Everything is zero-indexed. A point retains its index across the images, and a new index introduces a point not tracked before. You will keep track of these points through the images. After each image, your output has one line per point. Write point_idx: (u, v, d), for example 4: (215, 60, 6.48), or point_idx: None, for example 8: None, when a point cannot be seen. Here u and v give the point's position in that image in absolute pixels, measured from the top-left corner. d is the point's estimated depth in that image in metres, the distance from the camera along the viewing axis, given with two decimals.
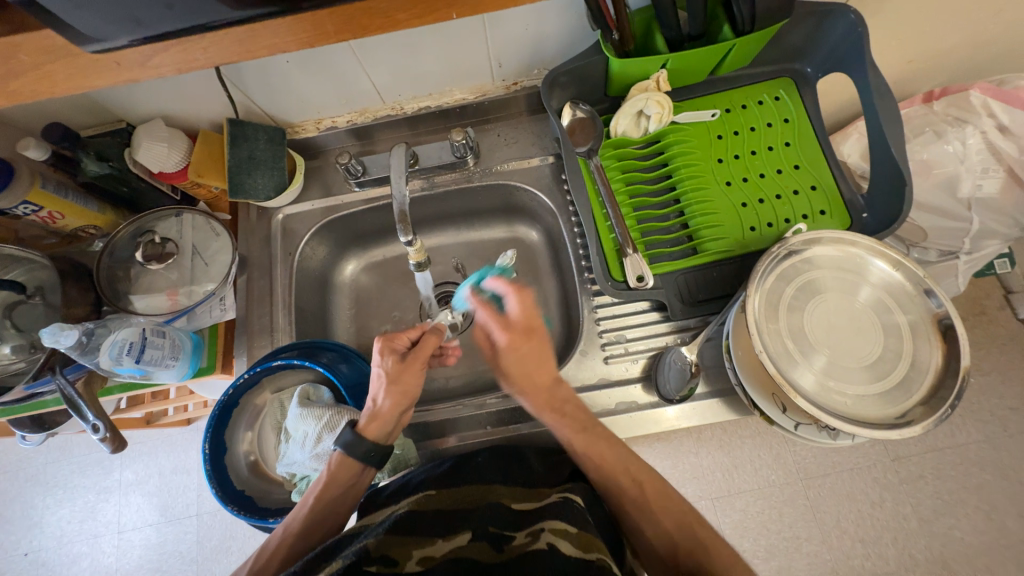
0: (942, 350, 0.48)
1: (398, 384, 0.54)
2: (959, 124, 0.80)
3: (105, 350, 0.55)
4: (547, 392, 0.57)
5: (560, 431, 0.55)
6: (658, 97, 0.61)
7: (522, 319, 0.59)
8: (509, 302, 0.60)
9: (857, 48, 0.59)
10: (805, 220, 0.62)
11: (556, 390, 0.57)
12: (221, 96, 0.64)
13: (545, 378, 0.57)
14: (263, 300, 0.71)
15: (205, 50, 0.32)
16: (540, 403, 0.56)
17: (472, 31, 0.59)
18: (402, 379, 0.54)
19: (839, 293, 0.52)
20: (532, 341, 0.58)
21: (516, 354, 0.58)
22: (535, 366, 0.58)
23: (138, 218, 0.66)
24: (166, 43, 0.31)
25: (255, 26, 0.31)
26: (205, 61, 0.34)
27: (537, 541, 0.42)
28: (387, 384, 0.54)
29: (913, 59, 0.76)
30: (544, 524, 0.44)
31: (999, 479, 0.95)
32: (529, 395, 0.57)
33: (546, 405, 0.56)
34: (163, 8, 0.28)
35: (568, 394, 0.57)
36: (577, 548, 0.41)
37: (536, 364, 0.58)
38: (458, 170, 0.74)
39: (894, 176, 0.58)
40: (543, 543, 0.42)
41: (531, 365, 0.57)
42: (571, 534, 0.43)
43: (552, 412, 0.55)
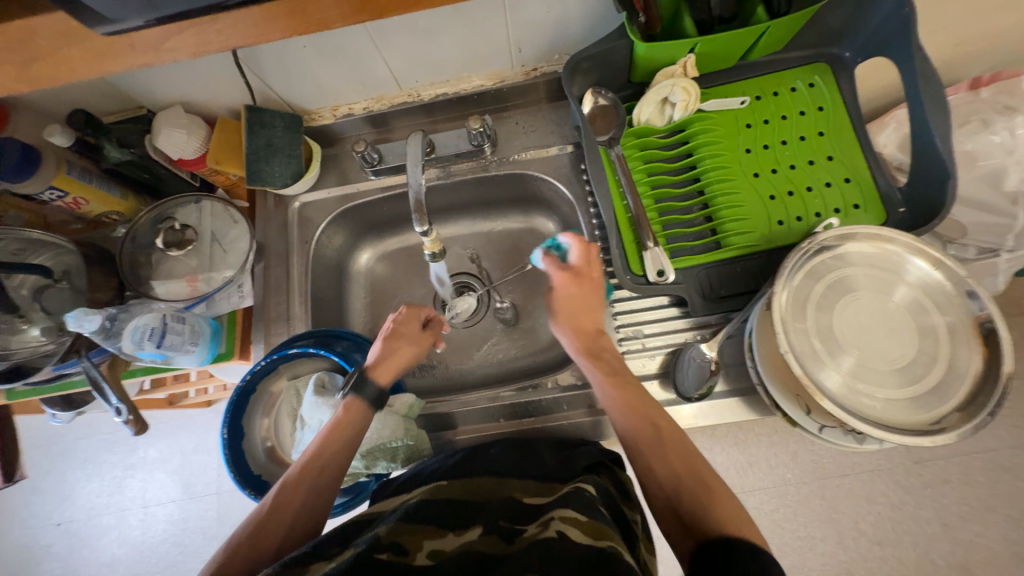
0: (982, 355, 0.46)
1: (412, 338, 0.60)
2: (1007, 113, 0.75)
3: (127, 335, 0.56)
4: (586, 337, 0.57)
5: (592, 374, 0.54)
6: (684, 84, 0.58)
7: (580, 267, 0.59)
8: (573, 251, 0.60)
9: (901, 31, 0.55)
10: (837, 214, 0.59)
11: (597, 338, 0.57)
12: (240, 83, 0.63)
13: (589, 326, 0.57)
14: (280, 288, 0.71)
15: (219, 33, 0.32)
16: (580, 346, 0.56)
17: (492, 12, 0.57)
18: (415, 336, 0.60)
19: (871, 292, 0.50)
20: (584, 285, 0.59)
21: (576, 291, 0.58)
22: (582, 310, 0.58)
23: (158, 205, 0.67)
24: (178, 25, 0.31)
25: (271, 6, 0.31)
26: (219, 44, 0.33)
27: (547, 529, 0.41)
28: (401, 336, 0.60)
29: (961, 42, 0.71)
30: (555, 513, 0.43)
31: None
32: (572, 336, 0.57)
33: (584, 350, 0.56)
34: None
35: (608, 345, 0.57)
36: (587, 534, 0.40)
37: (582, 309, 0.58)
38: (474, 159, 0.72)
39: (937, 168, 0.54)
40: (554, 531, 0.40)
41: (578, 308, 0.58)
42: (582, 523, 0.42)
43: (586, 355, 0.56)
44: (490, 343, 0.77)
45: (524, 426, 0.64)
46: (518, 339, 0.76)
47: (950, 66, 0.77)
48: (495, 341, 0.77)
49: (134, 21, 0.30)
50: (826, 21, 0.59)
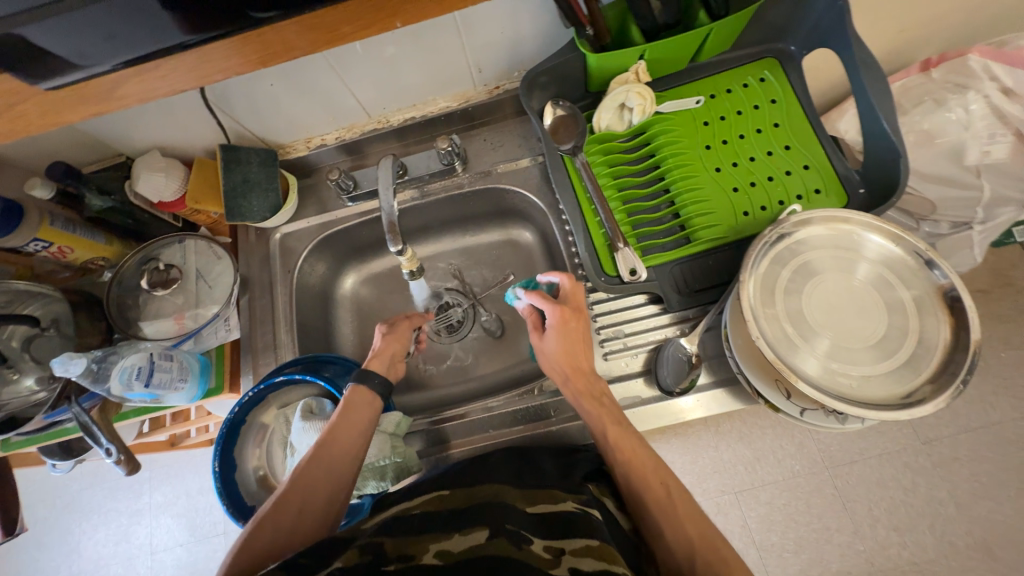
0: (950, 323, 0.47)
1: (395, 330, 0.65)
2: (959, 91, 0.77)
3: (116, 376, 0.57)
4: (586, 377, 0.57)
5: (595, 420, 0.54)
6: (638, 89, 0.60)
7: (575, 304, 0.60)
8: (565, 290, 0.61)
9: (838, 22, 0.57)
10: (800, 200, 0.61)
11: (595, 380, 0.57)
12: (213, 124, 0.66)
13: (588, 365, 0.58)
14: (265, 318, 0.72)
15: (166, 77, 0.34)
16: (580, 388, 0.56)
17: (448, 36, 0.60)
18: (398, 330, 0.65)
19: (836, 272, 0.51)
20: (583, 322, 0.59)
21: (574, 329, 0.58)
22: (579, 349, 0.58)
23: (143, 247, 0.69)
24: (124, 74, 0.34)
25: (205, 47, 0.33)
26: (166, 88, 0.36)
27: (559, 565, 0.40)
28: (387, 333, 0.65)
29: (906, 28, 0.74)
30: (565, 545, 0.43)
31: None
32: (572, 377, 0.57)
33: (585, 392, 0.56)
34: (104, 40, 0.31)
35: (606, 390, 0.57)
36: (600, 561, 0.41)
37: (580, 347, 0.58)
38: (447, 177, 0.75)
39: (887, 148, 0.56)
40: (567, 568, 0.40)
41: (575, 346, 0.58)
42: (594, 551, 0.42)
43: (590, 400, 0.55)
44: (477, 356, 0.78)
45: (515, 434, 0.64)
46: (506, 350, 0.77)
47: (897, 51, 0.80)
48: (481, 354, 0.78)
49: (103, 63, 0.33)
50: (767, 19, 0.61)
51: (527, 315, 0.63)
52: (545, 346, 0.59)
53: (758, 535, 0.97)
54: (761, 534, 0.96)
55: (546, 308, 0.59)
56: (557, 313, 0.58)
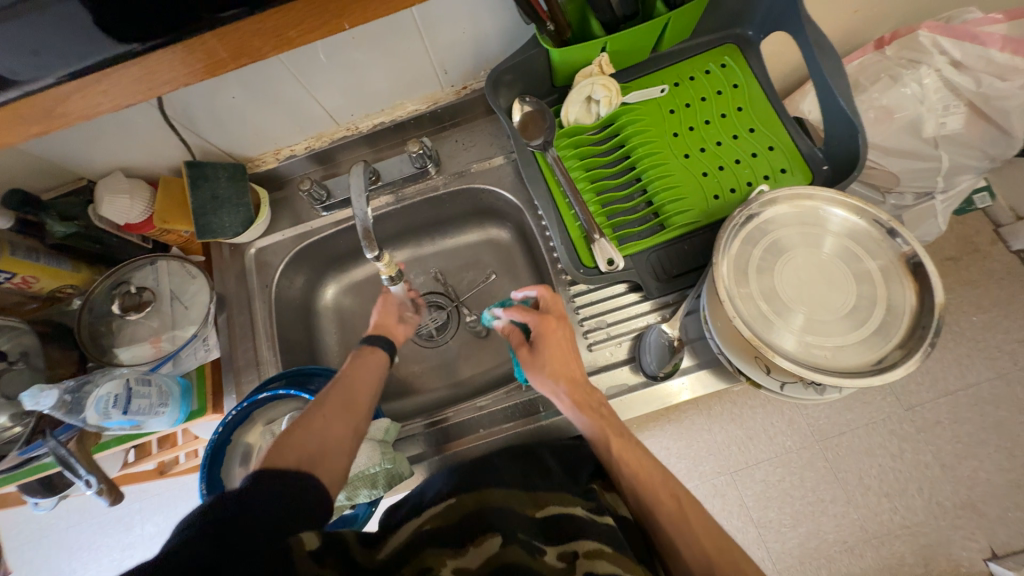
0: (914, 289, 0.48)
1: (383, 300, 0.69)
2: (913, 66, 0.79)
3: (91, 407, 0.55)
4: (582, 388, 0.56)
5: (595, 431, 0.53)
6: (603, 81, 0.61)
7: (557, 312, 0.60)
8: (543, 299, 0.62)
9: (790, 5, 0.58)
10: (767, 180, 0.62)
11: (590, 389, 0.56)
12: (176, 141, 0.65)
13: (580, 375, 0.57)
14: (245, 336, 0.71)
15: (106, 92, 0.35)
16: (577, 399, 0.55)
17: (410, 38, 0.60)
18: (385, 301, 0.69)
19: (804, 248, 0.52)
20: (568, 329, 0.59)
21: (559, 337, 0.58)
22: (567, 356, 0.58)
23: (114, 271, 0.67)
24: (68, 88, 0.34)
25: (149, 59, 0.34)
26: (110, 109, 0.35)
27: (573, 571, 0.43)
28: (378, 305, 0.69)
29: (858, 8, 0.77)
30: (577, 547, 0.45)
31: (1016, 414, 0.94)
32: (567, 387, 0.56)
33: (583, 402, 0.55)
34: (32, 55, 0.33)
35: (602, 399, 0.57)
36: (614, 565, 0.43)
37: (569, 355, 0.58)
38: (421, 181, 0.74)
39: (844, 124, 0.57)
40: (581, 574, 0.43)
41: (565, 356, 0.58)
42: (606, 556, 0.44)
43: (589, 410, 0.54)
44: (464, 357, 0.78)
45: (507, 431, 0.64)
46: (492, 349, 0.77)
47: (852, 31, 0.82)
48: (467, 354, 0.78)
49: (45, 79, 0.34)
50: (723, 5, 0.63)
51: (508, 334, 0.62)
52: (535, 359, 0.58)
53: (756, 513, 0.98)
54: (758, 511, 0.97)
55: (529, 319, 0.60)
56: (544, 323, 0.59)
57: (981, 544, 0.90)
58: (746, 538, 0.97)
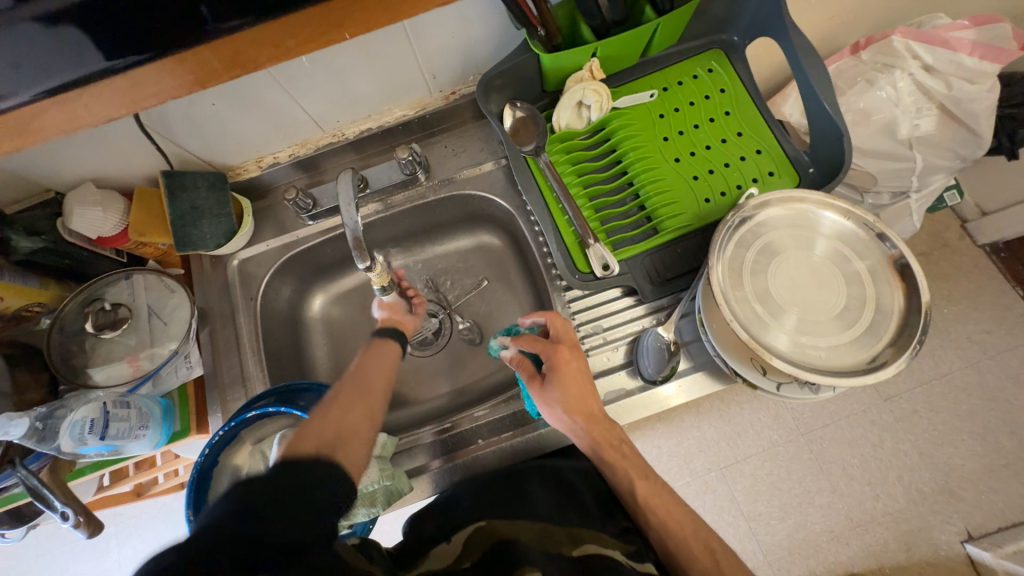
0: (902, 289, 0.50)
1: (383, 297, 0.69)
2: (887, 70, 0.82)
3: (65, 433, 0.52)
4: (600, 424, 0.55)
5: (620, 474, 0.54)
6: (594, 86, 0.61)
7: (570, 342, 0.57)
8: (554, 329, 0.58)
9: (775, 12, 0.59)
10: (755, 183, 0.63)
11: (611, 427, 0.56)
12: (152, 150, 0.62)
13: (599, 410, 0.56)
14: (230, 351, 0.68)
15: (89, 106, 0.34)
16: (599, 439, 0.54)
17: (399, 43, 0.58)
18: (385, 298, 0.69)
19: (796, 250, 0.53)
20: (582, 361, 0.57)
21: (574, 371, 0.56)
22: (585, 391, 0.55)
23: (85, 288, 0.64)
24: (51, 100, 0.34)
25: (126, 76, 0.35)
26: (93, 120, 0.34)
27: None
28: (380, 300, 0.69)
29: (836, 14, 0.79)
30: None
31: (987, 401, 0.98)
32: (589, 426, 0.54)
33: (606, 443, 0.55)
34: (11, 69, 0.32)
35: (622, 436, 0.56)
36: None
37: (586, 391, 0.55)
38: (411, 187, 0.73)
39: (829, 128, 0.59)
40: None
41: (581, 389, 0.55)
42: None
43: (612, 450, 0.55)
44: (457, 365, 0.77)
45: (505, 441, 0.64)
46: (487, 356, 0.77)
47: (829, 35, 0.84)
48: (461, 362, 0.77)
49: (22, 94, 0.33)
50: (710, 11, 0.63)
51: (518, 365, 0.58)
52: (552, 398, 0.54)
53: (747, 508, 1.00)
54: (749, 505, 0.99)
55: (543, 352, 0.56)
56: (559, 357, 0.55)
57: (958, 527, 0.93)
58: (736, 532, 0.99)
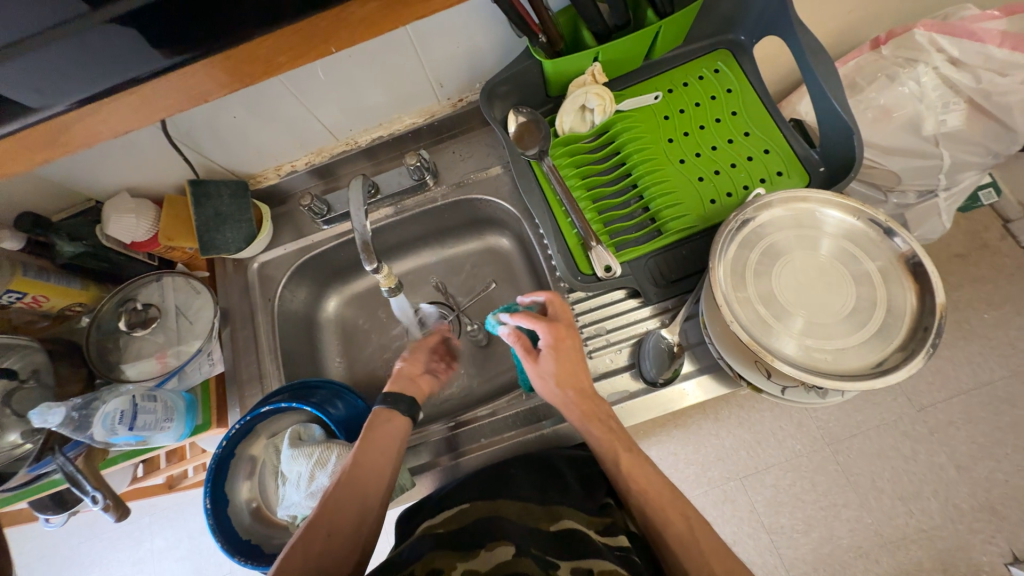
0: (915, 290, 0.48)
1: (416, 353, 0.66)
2: (910, 64, 0.79)
3: (98, 423, 0.56)
4: (589, 399, 0.56)
5: (602, 444, 0.55)
6: (596, 89, 0.62)
7: (565, 320, 0.59)
8: (551, 307, 0.60)
9: (782, 10, 0.59)
10: (763, 183, 0.62)
11: (598, 401, 0.57)
12: (179, 161, 0.66)
13: (589, 386, 0.57)
14: (249, 349, 0.72)
15: (106, 121, 0.34)
16: (586, 412, 0.55)
17: (406, 53, 0.61)
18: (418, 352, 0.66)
19: (801, 251, 0.52)
20: (577, 339, 0.58)
21: (567, 349, 0.57)
22: (576, 367, 0.57)
23: (120, 289, 0.69)
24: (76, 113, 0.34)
25: (146, 90, 0.34)
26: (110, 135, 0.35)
27: None
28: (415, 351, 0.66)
29: (852, 9, 0.77)
30: (592, 565, 0.46)
31: None
32: (577, 400, 0.56)
33: (591, 415, 0.55)
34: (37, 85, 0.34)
35: (609, 412, 0.57)
36: None
37: (577, 367, 0.57)
38: (419, 193, 0.75)
39: (839, 126, 0.57)
40: None
41: (575, 366, 0.57)
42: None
43: (598, 423, 0.55)
44: (464, 366, 0.78)
45: (507, 440, 0.65)
46: (494, 357, 0.78)
47: (847, 31, 0.82)
48: (468, 363, 0.78)
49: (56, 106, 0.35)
50: (715, 12, 0.63)
51: (513, 341, 0.58)
52: (544, 370, 0.57)
53: (768, 519, 0.97)
54: (770, 517, 0.96)
55: (538, 328, 0.58)
56: (553, 333, 0.57)
57: (1002, 548, 0.87)
58: (757, 544, 0.96)
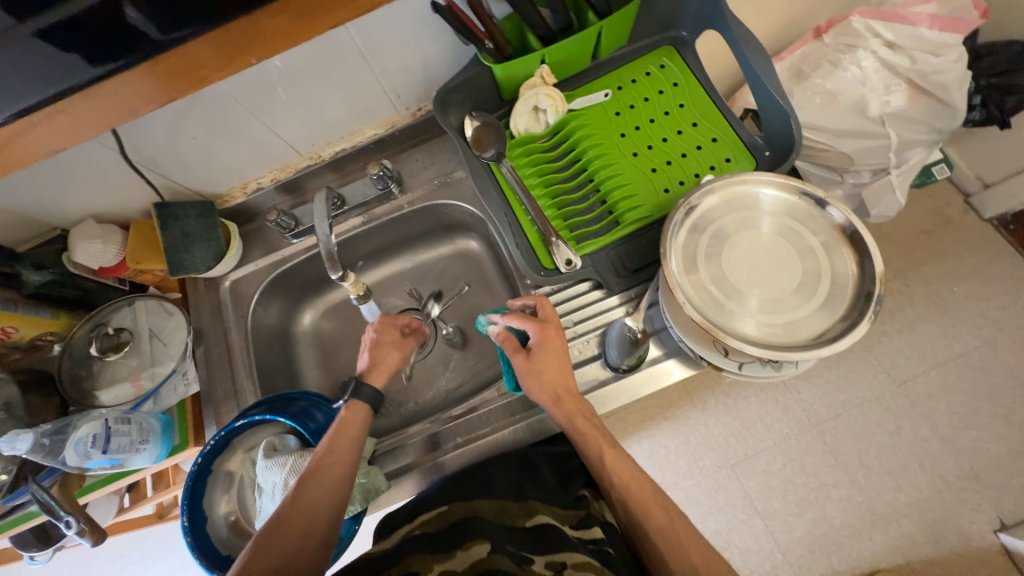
0: (855, 258, 0.50)
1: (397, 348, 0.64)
2: (850, 50, 0.82)
3: (70, 448, 0.57)
4: (575, 398, 0.57)
5: (588, 441, 0.55)
6: (546, 91, 0.64)
7: (552, 320, 0.59)
8: (540, 308, 0.60)
9: (715, 5, 0.61)
10: (713, 170, 0.64)
11: (584, 401, 0.57)
12: (143, 185, 0.67)
13: (575, 386, 0.57)
14: (223, 367, 0.73)
15: None
16: (572, 411, 0.56)
17: (358, 67, 0.63)
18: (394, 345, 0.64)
19: (748, 231, 0.54)
20: (564, 340, 0.59)
21: (555, 348, 0.58)
22: (563, 366, 0.57)
23: (92, 315, 0.69)
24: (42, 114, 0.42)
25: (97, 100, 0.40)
26: None
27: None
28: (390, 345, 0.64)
29: (791, 2, 0.80)
30: (566, 558, 0.48)
31: (1007, 380, 0.95)
32: (564, 397, 0.56)
33: (578, 414, 0.56)
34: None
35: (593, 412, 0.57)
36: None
37: (564, 366, 0.57)
38: (386, 202, 0.77)
39: (778, 111, 0.60)
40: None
41: (562, 365, 0.57)
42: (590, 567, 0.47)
43: (584, 421, 0.56)
44: (441, 369, 0.79)
45: (483, 437, 0.65)
46: (471, 358, 0.79)
47: (790, 22, 0.85)
48: (444, 366, 0.79)
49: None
50: (654, 11, 0.66)
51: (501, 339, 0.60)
52: (531, 368, 0.57)
53: (761, 504, 0.97)
54: (763, 502, 0.96)
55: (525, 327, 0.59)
56: (541, 333, 0.58)
57: (990, 516, 0.89)
58: (753, 531, 0.96)
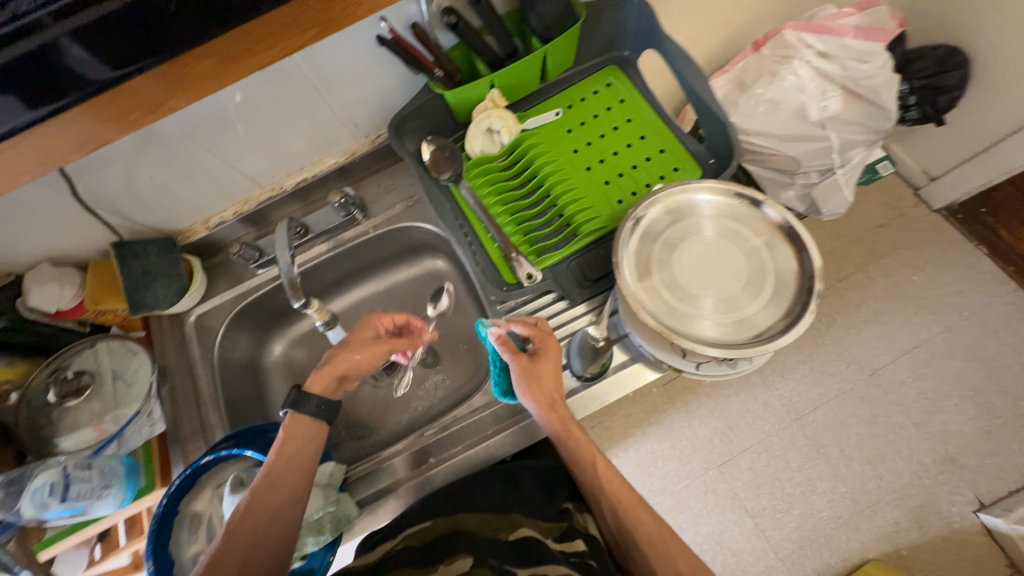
0: (796, 255, 0.53)
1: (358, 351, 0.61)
2: (786, 61, 0.87)
3: (28, 498, 0.55)
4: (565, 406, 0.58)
5: (580, 450, 0.56)
6: (497, 113, 0.67)
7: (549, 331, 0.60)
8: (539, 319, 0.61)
9: (651, 26, 0.65)
10: (662, 180, 0.67)
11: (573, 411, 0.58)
12: (100, 225, 0.67)
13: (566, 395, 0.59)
14: (190, 404, 0.71)
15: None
16: (564, 419, 0.56)
17: (313, 99, 0.64)
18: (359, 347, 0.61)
19: (696, 235, 0.56)
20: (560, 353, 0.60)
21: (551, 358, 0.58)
22: (556, 375, 0.58)
23: (51, 360, 0.67)
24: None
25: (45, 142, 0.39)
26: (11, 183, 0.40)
27: None
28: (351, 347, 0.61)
29: (727, 20, 0.85)
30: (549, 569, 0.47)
31: (970, 362, 0.99)
32: (558, 406, 0.57)
33: (570, 422, 0.57)
34: None
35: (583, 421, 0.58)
36: None
37: (556, 375, 0.58)
38: (351, 227, 0.78)
39: (717, 122, 0.63)
40: None
41: (555, 375, 0.58)
42: None
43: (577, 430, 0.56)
44: (414, 389, 0.79)
45: (458, 454, 0.65)
46: (444, 377, 0.79)
47: (730, 38, 0.91)
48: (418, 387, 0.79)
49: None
50: (596, 34, 0.69)
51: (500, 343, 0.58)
52: (527, 374, 0.57)
53: (750, 503, 0.96)
54: (752, 501, 0.95)
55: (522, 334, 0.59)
56: (541, 342, 0.58)
57: (968, 497, 0.92)
58: (744, 531, 0.95)
